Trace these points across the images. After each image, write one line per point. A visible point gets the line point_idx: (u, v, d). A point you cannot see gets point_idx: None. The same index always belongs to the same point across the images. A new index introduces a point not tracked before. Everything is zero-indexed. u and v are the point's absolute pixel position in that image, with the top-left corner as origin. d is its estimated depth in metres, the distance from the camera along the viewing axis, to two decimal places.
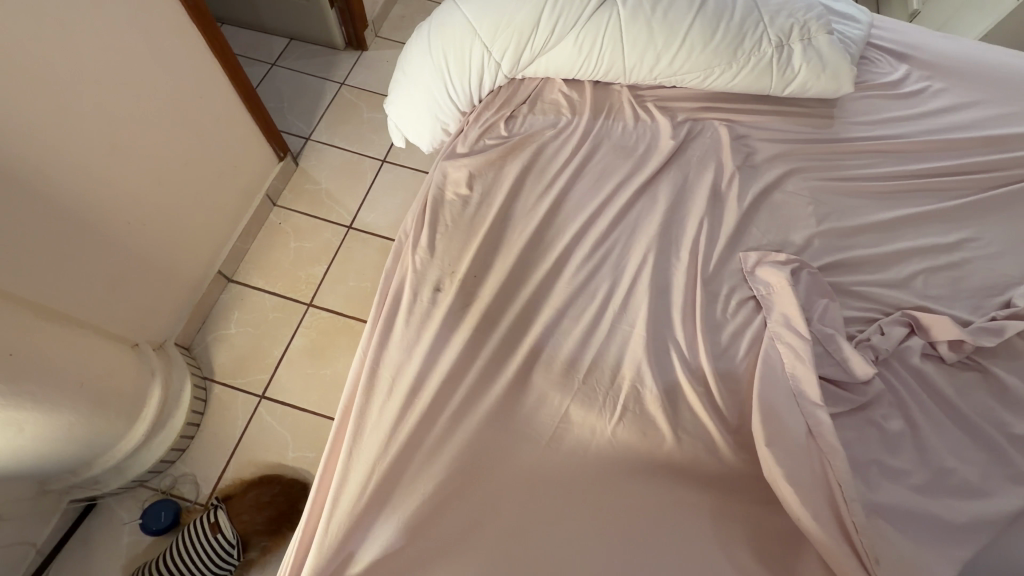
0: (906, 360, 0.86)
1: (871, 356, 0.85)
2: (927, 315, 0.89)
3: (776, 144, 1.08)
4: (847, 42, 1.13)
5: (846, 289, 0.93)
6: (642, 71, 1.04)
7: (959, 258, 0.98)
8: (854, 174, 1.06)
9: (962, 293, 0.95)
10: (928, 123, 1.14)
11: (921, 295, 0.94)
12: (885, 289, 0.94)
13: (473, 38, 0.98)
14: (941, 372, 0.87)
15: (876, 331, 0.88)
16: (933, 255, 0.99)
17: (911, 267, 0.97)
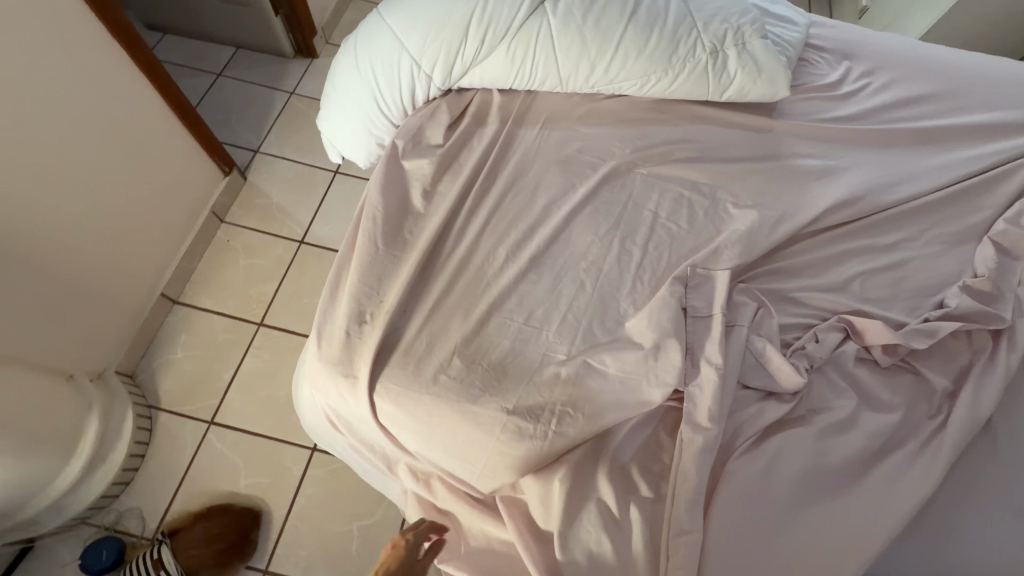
0: (842, 366, 0.86)
1: (806, 364, 0.85)
2: (861, 319, 0.89)
3: (718, 148, 1.07)
4: (784, 45, 1.13)
5: (785, 296, 0.93)
6: (579, 79, 1.02)
7: (894, 259, 0.99)
8: (794, 176, 1.06)
9: (898, 294, 0.96)
10: (864, 122, 1.14)
11: (858, 299, 0.95)
12: (822, 294, 0.94)
13: (401, 51, 0.95)
14: (877, 376, 0.87)
15: (811, 339, 0.87)
16: (870, 258, 0.99)
17: (848, 269, 0.97)
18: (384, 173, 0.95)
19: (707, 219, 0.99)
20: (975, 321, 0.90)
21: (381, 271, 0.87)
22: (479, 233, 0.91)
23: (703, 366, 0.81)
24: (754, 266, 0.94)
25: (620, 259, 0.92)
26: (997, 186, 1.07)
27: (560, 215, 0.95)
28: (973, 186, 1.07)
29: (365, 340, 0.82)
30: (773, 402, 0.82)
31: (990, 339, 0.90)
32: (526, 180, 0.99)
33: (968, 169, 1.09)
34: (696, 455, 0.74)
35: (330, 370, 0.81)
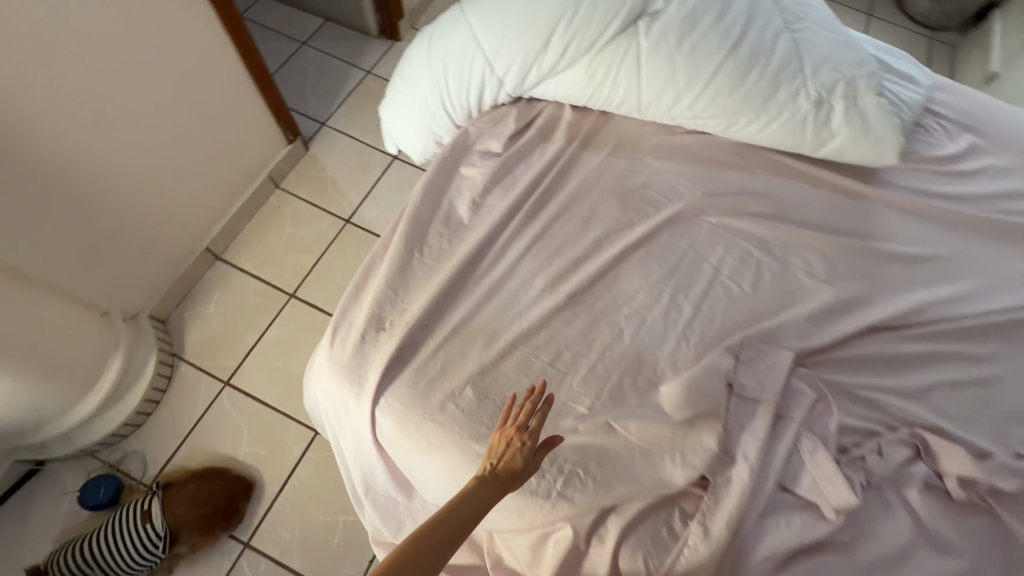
0: (906, 490, 0.74)
1: (862, 478, 0.73)
2: (938, 440, 0.77)
3: (800, 211, 0.95)
4: (899, 104, 1.00)
5: (851, 392, 0.81)
6: (660, 108, 0.93)
7: (988, 373, 0.85)
8: (883, 255, 0.93)
9: (986, 415, 0.82)
10: (978, 207, 1.00)
11: (938, 412, 0.81)
12: (897, 398, 0.81)
13: (475, 49, 0.90)
14: (946, 510, 0.74)
15: (874, 451, 0.76)
16: (959, 366, 0.85)
17: (930, 377, 0.83)
18: (434, 174, 0.91)
19: (774, 285, 0.88)
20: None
21: (410, 281, 0.82)
22: (519, 256, 0.85)
23: (738, 459, 0.71)
24: (821, 350, 0.83)
25: (666, 312, 0.84)
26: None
27: (609, 252, 0.87)
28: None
29: (379, 348, 0.77)
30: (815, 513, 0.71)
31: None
32: (581, 207, 0.91)
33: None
34: (710, 557, 0.65)
35: (338, 375, 0.77)
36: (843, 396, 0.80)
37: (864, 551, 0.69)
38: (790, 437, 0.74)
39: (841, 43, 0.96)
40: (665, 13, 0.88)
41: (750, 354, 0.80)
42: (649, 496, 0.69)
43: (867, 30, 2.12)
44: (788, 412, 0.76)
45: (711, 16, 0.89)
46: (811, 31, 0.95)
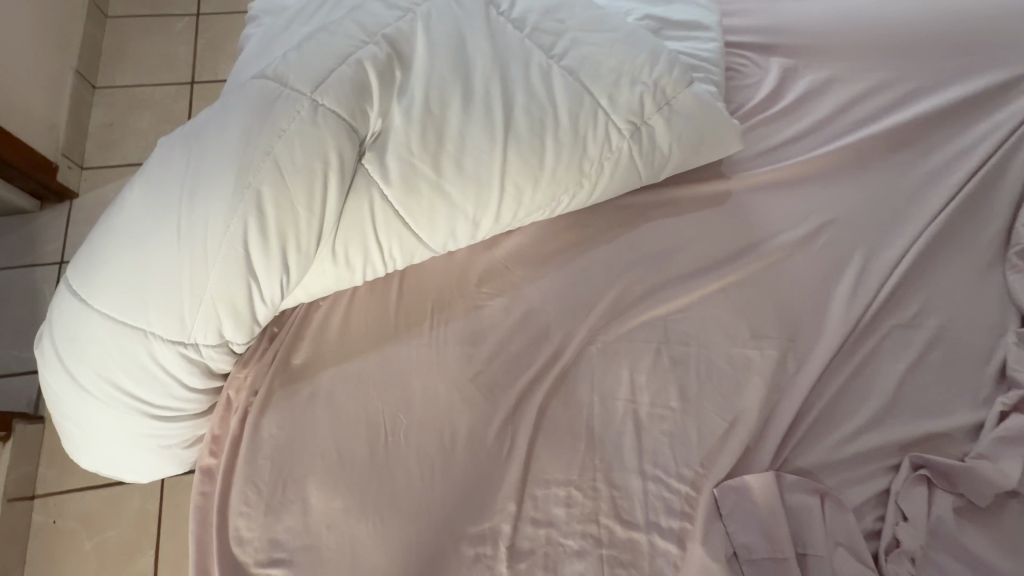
0: (945, 538, 0.64)
1: (908, 565, 0.62)
2: (944, 460, 0.66)
3: (680, 256, 0.76)
4: (704, 67, 0.81)
5: (841, 456, 0.67)
6: (463, 241, 0.65)
7: (929, 333, 0.75)
8: (782, 254, 0.77)
9: (955, 382, 0.73)
10: (829, 133, 0.87)
11: (915, 413, 0.71)
12: (878, 428, 0.69)
13: (144, 338, 0.52)
14: (982, 531, 0.64)
15: (896, 517, 0.64)
16: (904, 339, 0.75)
17: (899, 370, 0.73)
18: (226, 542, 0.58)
19: (707, 375, 0.69)
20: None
21: None
22: (411, 563, 0.58)
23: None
24: (791, 423, 0.68)
25: (616, 507, 0.62)
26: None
27: (514, 474, 0.62)
28: (1011, 182, 0.83)
29: None
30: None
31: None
32: (448, 431, 0.63)
33: (990, 158, 0.84)
34: None
35: None
36: (845, 465, 0.67)
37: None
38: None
39: (621, 37, 0.71)
40: (393, 133, 0.57)
41: (737, 503, 0.62)
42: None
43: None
44: (803, 550, 0.61)
45: (456, 100, 0.59)
46: (581, 42, 0.69)
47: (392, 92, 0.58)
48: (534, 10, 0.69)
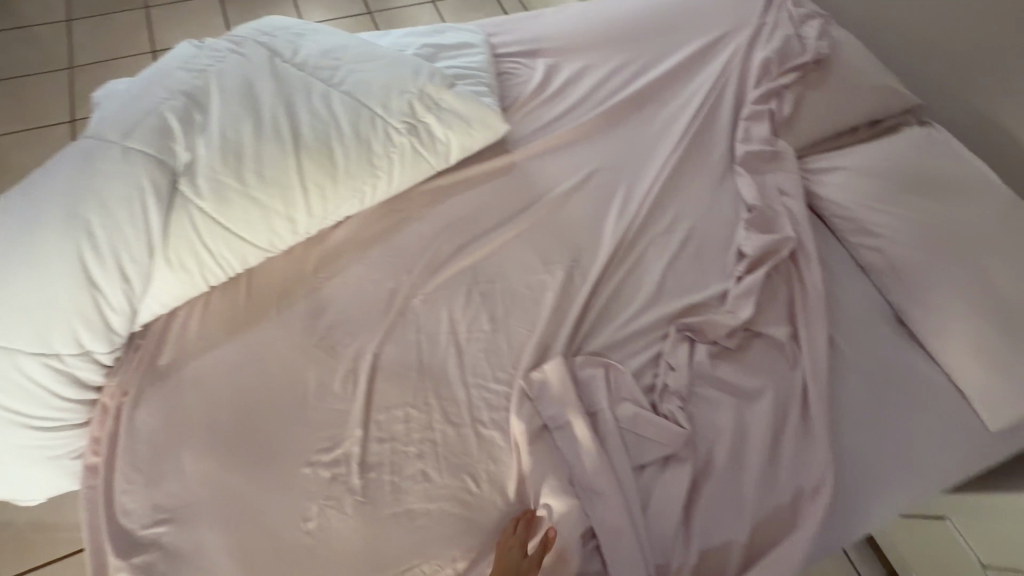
0: (707, 375, 0.82)
1: (678, 400, 0.79)
2: (696, 319, 0.86)
3: (480, 218, 0.95)
4: (472, 76, 1.04)
5: (621, 336, 0.85)
6: (286, 237, 0.80)
7: (682, 234, 0.97)
8: (560, 200, 0.98)
9: (705, 265, 0.95)
10: (589, 105, 1.10)
11: (677, 293, 0.91)
12: (649, 310, 0.89)
13: (11, 356, 0.65)
14: (733, 365, 0.84)
15: (667, 369, 0.82)
16: (664, 242, 0.96)
17: (661, 264, 0.93)
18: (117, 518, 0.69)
19: (510, 300, 0.87)
20: (802, 266, 0.93)
21: None
22: (277, 494, 0.70)
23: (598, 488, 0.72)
24: (579, 321, 0.86)
25: (446, 413, 0.77)
26: (735, 101, 1.09)
27: (359, 407, 0.76)
28: (724, 114, 1.09)
29: None
30: (676, 464, 0.75)
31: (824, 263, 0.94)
32: (300, 387, 0.78)
33: (706, 100, 1.10)
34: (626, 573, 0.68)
35: None
36: (625, 343, 0.85)
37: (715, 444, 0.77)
38: (605, 425, 0.76)
39: (388, 63, 0.92)
40: (200, 160, 0.74)
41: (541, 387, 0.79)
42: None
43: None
44: (597, 410, 0.78)
45: (248, 128, 0.77)
46: (355, 71, 0.89)
47: (194, 131, 0.75)
48: (312, 55, 0.89)
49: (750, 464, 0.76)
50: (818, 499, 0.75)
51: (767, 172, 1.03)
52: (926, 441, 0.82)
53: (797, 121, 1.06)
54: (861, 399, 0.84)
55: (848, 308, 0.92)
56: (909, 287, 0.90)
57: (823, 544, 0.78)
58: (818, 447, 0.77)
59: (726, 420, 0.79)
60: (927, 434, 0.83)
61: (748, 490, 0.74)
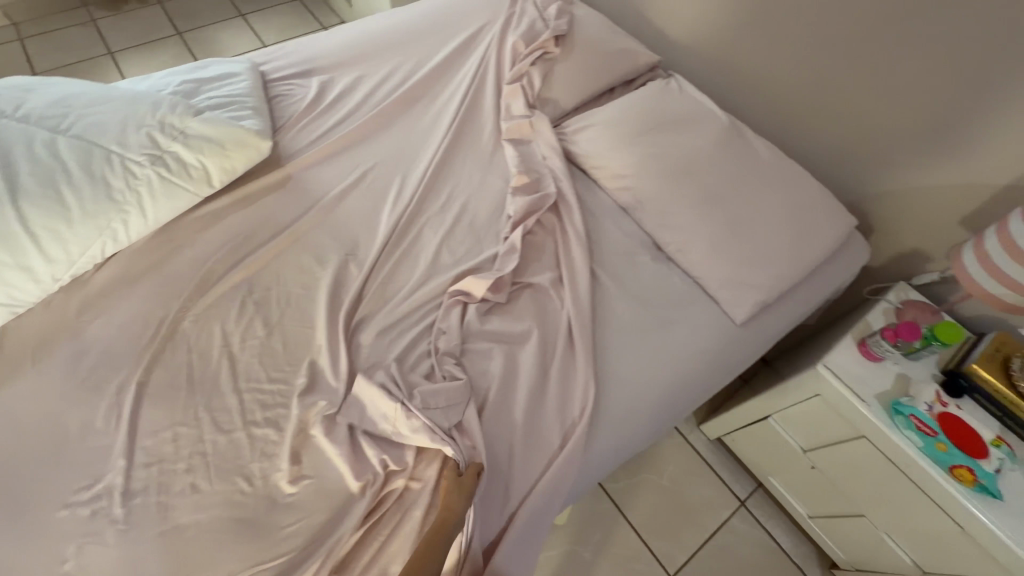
0: (477, 332, 0.88)
1: (450, 360, 0.84)
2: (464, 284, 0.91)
3: (256, 233, 0.98)
4: (234, 101, 1.07)
5: (396, 314, 0.90)
6: (26, 287, 0.82)
7: (455, 211, 1.04)
8: (335, 202, 1.03)
9: (478, 235, 1.01)
10: (363, 110, 1.17)
11: (451, 264, 0.97)
12: (424, 284, 0.94)
13: None
14: (502, 317, 0.90)
15: (440, 334, 0.87)
16: (439, 221, 1.02)
17: (435, 242, 0.99)
18: None
19: (285, 304, 0.90)
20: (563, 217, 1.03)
21: None
22: (29, 545, 0.67)
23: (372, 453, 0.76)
24: (356, 307, 0.90)
25: (217, 423, 0.78)
26: (495, 85, 1.20)
27: (123, 438, 0.75)
28: (487, 100, 1.19)
29: None
30: (449, 417, 0.79)
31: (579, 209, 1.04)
32: (57, 432, 0.76)
33: (470, 89, 1.20)
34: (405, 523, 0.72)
35: None
36: (401, 317, 0.90)
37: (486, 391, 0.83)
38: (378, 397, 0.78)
39: (126, 102, 0.94)
40: None
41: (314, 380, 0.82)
42: (331, 557, 0.69)
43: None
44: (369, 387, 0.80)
45: None
46: (88, 114, 0.90)
47: None
48: (38, 106, 0.89)
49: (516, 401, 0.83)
50: (583, 416, 0.82)
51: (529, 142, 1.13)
52: (682, 343, 0.92)
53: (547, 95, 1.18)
54: (624, 319, 0.93)
55: (609, 246, 1.01)
56: (658, 211, 1.01)
57: (602, 457, 0.85)
58: (582, 368, 0.85)
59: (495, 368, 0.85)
60: (683, 332, 0.93)
61: (516, 427, 0.81)
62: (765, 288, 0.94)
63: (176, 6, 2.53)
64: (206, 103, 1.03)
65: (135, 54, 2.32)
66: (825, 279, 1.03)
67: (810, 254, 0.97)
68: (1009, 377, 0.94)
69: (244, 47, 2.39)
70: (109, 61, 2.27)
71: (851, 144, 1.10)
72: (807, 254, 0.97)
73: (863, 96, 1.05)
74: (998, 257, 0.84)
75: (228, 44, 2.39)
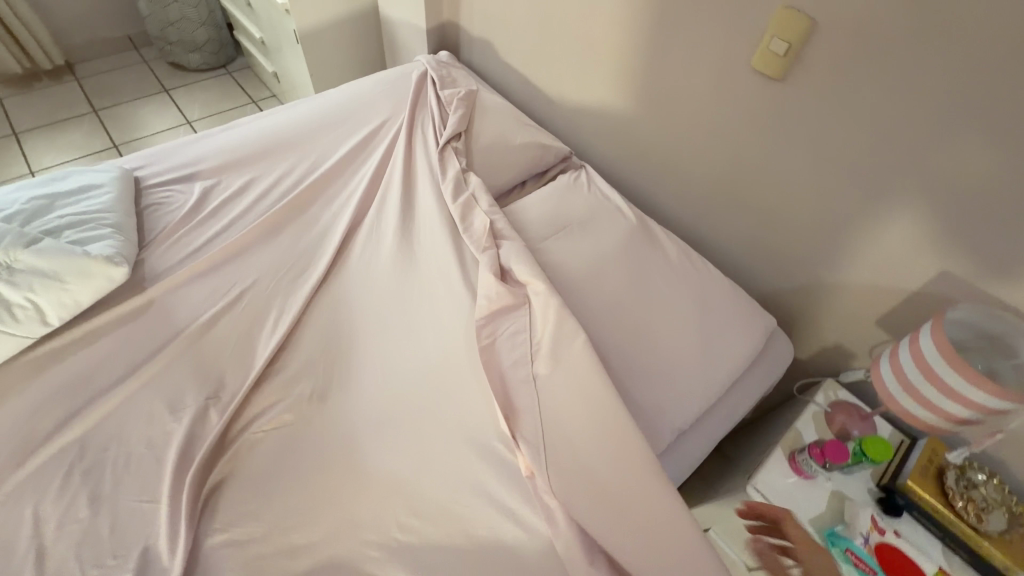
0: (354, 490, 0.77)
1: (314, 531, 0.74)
2: (343, 429, 0.83)
3: (100, 374, 0.83)
4: (90, 218, 0.95)
5: (263, 473, 0.78)
6: None
7: (344, 332, 0.93)
8: (203, 328, 0.90)
9: (369, 358, 0.91)
10: (249, 216, 1.06)
11: (334, 401, 0.86)
12: (300, 430, 0.82)
13: None
14: (388, 466, 0.80)
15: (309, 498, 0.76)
16: (325, 345, 0.92)
17: (317, 373, 0.88)
18: None
19: (123, 468, 0.75)
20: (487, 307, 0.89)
21: None
22: None
23: None
24: (215, 466, 0.78)
25: None
26: (401, 182, 1.12)
27: None
28: (393, 196, 1.10)
29: None
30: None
31: (518, 292, 0.90)
32: None
33: (372, 190, 1.12)
34: None
35: None
36: (269, 477, 0.77)
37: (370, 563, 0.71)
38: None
39: None
40: None
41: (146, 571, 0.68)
42: None
43: (198, 132, 2.28)
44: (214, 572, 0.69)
45: None
46: None
47: None
48: None
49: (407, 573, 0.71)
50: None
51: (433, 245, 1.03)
52: None
53: (470, 180, 1.10)
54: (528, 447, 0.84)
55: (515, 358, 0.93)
56: None
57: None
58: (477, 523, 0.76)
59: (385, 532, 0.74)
60: None
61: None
62: (678, 410, 0.87)
63: (94, 82, 2.42)
64: (52, 225, 0.91)
65: (43, 133, 2.18)
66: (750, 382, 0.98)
67: (725, 364, 0.92)
68: (944, 495, 0.86)
69: (166, 123, 2.29)
70: (10, 142, 2.12)
71: (758, 242, 1.07)
72: (721, 366, 0.91)
73: (763, 196, 1.02)
74: (939, 400, 0.76)
75: (148, 121, 2.29)
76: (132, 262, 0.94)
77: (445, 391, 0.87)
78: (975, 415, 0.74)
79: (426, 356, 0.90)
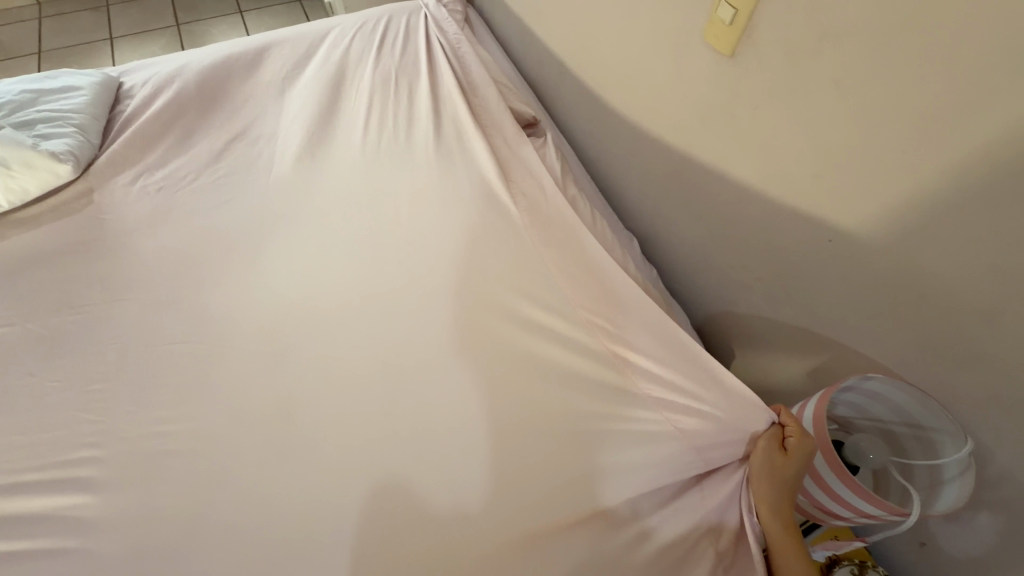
0: (186, 391, 0.78)
1: (136, 417, 0.76)
2: (200, 336, 0.83)
3: (30, 251, 0.93)
4: (57, 113, 1.04)
5: (113, 362, 0.81)
6: None
7: (240, 247, 0.94)
8: (124, 229, 0.97)
9: (252, 274, 0.90)
10: (202, 134, 1.12)
11: (200, 309, 0.86)
12: (164, 331, 0.84)
13: None
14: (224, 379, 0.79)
15: (147, 388, 0.78)
16: (218, 258, 0.93)
17: (200, 283, 0.90)
18: None
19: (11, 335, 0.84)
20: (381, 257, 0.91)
21: None
22: None
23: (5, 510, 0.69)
24: (85, 348, 0.83)
25: None
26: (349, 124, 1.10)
27: None
28: (336, 140, 1.09)
29: None
30: (98, 485, 0.70)
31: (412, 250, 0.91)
32: None
33: (320, 129, 1.12)
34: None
35: None
36: (115, 368, 0.80)
37: (150, 484, 0.70)
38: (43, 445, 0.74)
39: None
40: None
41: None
42: None
43: None
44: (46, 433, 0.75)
45: None
46: None
47: None
48: None
49: (183, 505, 0.68)
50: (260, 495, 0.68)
51: (350, 183, 1.01)
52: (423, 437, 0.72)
53: (421, 135, 1.06)
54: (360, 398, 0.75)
55: (392, 304, 0.85)
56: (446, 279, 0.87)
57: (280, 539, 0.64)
58: (278, 446, 0.72)
59: (182, 456, 0.72)
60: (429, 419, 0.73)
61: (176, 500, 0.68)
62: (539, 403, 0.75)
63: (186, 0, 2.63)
64: (25, 116, 1.02)
65: (132, 42, 2.42)
66: (706, 385, 0.75)
67: (627, 364, 0.79)
68: None
69: None
70: (106, 46, 2.38)
71: (704, 251, 0.91)
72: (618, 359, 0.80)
73: (707, 195, 0.85)
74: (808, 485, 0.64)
75: (218, 40, 2.45)
76: (86, 162, 1.03)
77: (304, 329, 0.83)
78: (847, 513, 0.61)
79: (298, 290, 0.87)
